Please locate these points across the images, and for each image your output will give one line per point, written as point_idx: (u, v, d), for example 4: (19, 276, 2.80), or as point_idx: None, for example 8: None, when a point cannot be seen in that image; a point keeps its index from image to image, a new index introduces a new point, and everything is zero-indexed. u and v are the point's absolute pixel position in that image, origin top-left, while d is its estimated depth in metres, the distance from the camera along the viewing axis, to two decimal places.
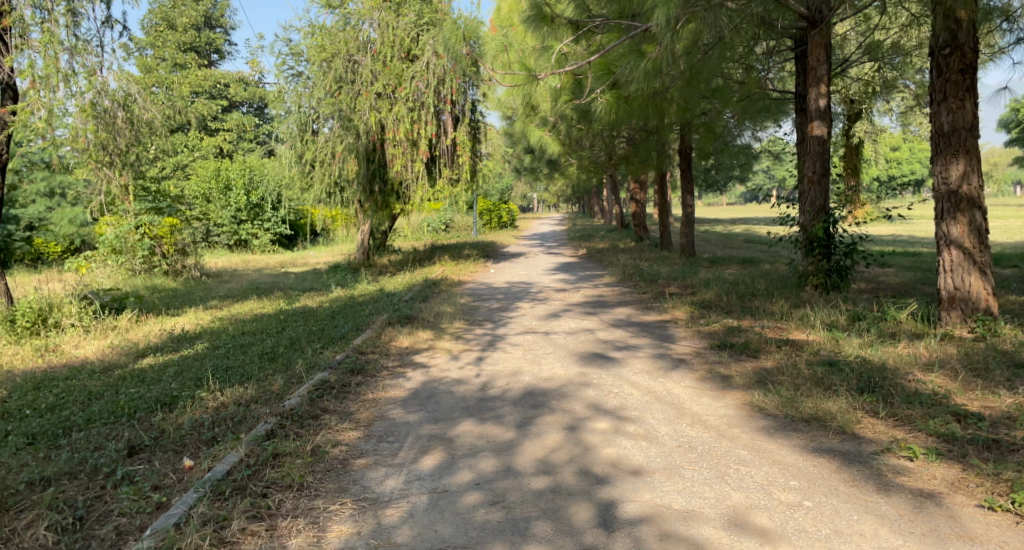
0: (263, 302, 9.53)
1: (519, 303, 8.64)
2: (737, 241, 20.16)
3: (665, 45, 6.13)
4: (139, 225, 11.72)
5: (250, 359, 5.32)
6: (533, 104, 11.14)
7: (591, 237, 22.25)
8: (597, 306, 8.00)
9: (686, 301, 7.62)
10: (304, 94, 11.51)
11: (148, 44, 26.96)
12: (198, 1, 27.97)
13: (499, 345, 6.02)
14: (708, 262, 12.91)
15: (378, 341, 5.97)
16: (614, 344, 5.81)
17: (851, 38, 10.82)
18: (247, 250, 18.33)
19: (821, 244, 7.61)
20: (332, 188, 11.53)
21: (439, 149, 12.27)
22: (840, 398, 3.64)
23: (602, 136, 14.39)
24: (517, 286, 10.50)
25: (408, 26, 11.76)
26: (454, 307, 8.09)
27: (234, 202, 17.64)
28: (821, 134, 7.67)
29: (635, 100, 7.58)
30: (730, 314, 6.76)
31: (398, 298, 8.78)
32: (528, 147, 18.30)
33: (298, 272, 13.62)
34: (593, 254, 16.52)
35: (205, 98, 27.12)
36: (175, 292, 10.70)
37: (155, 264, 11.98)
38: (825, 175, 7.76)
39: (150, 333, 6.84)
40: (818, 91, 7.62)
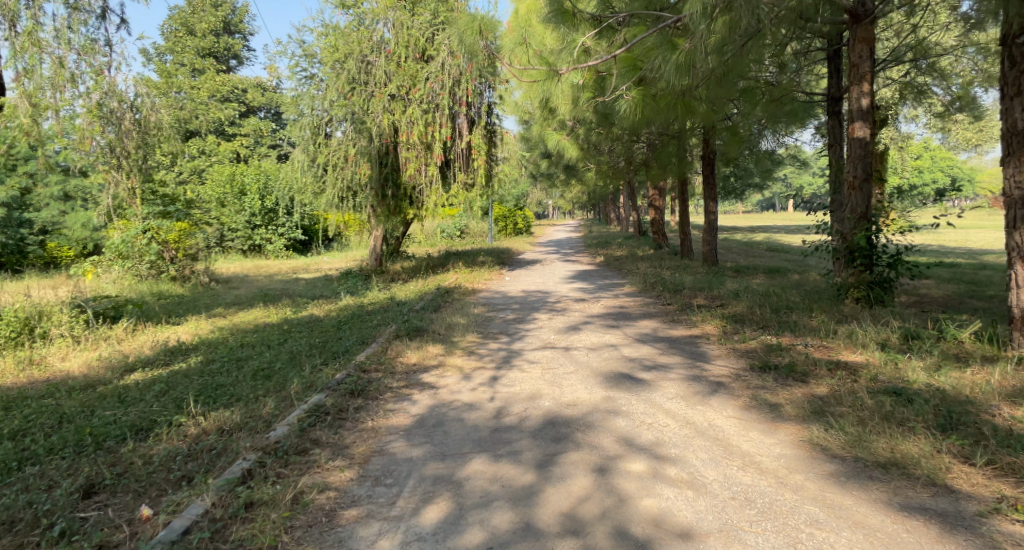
0: (269, 310, 9.11)
1: (536, 314, 8.11)
2: (761, 249, 19.43)
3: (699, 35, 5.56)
4: (146, 229, 11.36)
5: (243, 377, 4.84)
6: (552, 106, 10.65)
7: (608, 244, 21.64)
8: (619, 319, 7.44)
9: (717, 314, 7.05)
10: (317, 95, 11.09)
11: (167, 50, 26.95)
12: (216, 7, 27.88)
13: (515, 362, 5.50)
14: (735, 271, 12.31)
15: (382, 356, 5.46)
16: (642, 363, 5.25)
17: (887, 38, 10.26)
18: (261, 255, 18.00)
19: (863, 254, 6.95)
20: (344, 192, 11.11)
21: (454, 153, 11.81)
22: (919, 438, 3.09)
23: (623, 140, 13.86)
24: (534, 296, 9.96)
25: (423, 26, 11.30)
26: (467, 318, 7.58)
27: (247, 207, 17.33)
28: (862, 135, 6.99)
29: (662, 98, 7.01)
30: (767, 329, 6.18)
31: (408, 308, 8.28)
32: (545, 152, 17.78)
33: (309, 279, 13.18)
34: (611, 262, 15.96)
35: (222, 103, 26.95)
36: (181, 299, 10.35)
37: (162, 270, 11.68)
38: (868, 180, 7.04)
39: (143, 345, 6.40)
40: (860, 89, 6.94)
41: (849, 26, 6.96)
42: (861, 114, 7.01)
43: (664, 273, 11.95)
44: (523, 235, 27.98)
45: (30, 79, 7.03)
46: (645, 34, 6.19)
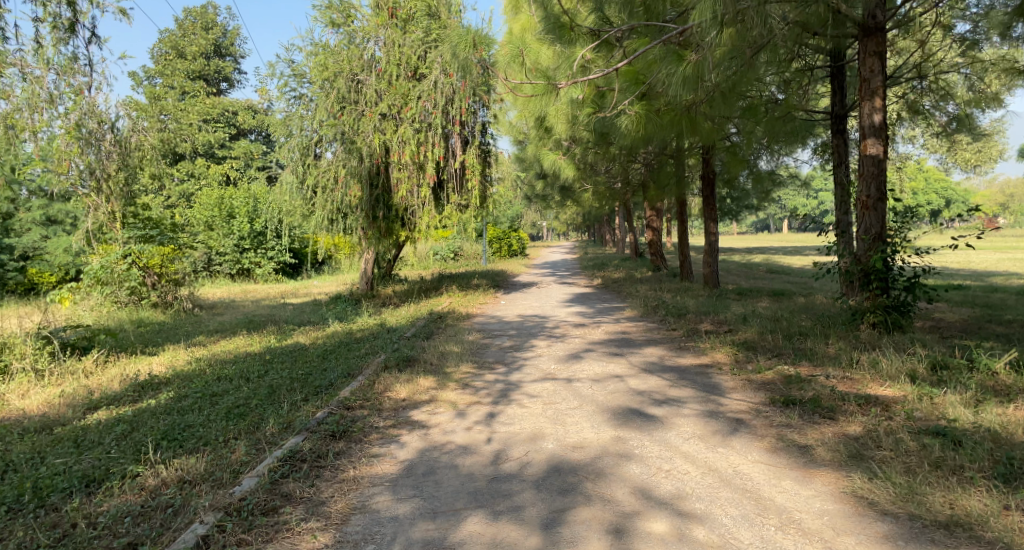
0: (254, 338, 8.66)
1: (534, 341, 7.70)
2: (761, 271, 19.11)
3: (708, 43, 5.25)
4: (127, 254, 10.88)
5: (214, 417, 4.41)
6: (548, 124, 10.38)
7: (605, 266, 21.33)
8: (623, 346, 7.05)
9: (726, 341, 6.67)
10: (306, 116, 10.78)
11: (157, 73, 26.77)
12: (209, 31, 27.87)
13: (513, 396, 5.09)
14: (737, 294, 11.97)
15: (369, 391, 5.04)
16: (651, 397, 4.85)
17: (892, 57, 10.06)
18: (250, 280, 17.57)
19: (878, 276, 6.63)
20: (334, 215, 10.77)
21: (446, 173, 11.49)
22: (980, 492, 2.73)
23: (619, 160, 13.61)
24: (531, 321, 9.56)
25: (415, 44, 11.00)
26: (462, 346, 7.17)
27: (236, 230, 16.96)
28: (875, 152, 6.68)
29: (665, 114, 6.71)
30: (781, 359, 5.81)
31: (399, 336, 7.86)
32: (540, 173, 17.53)
33: (297, 304, 12.75)
34: (609, 285, 15.60)
35: (213, 126, 26.73)
36: (162, 327, 9.87)
37: (143, 296, 11.21)
38: (881, 200, 6.73)
39: (112, 379, 5.96)
40: (872, 105, 6.68)
41: (859, 41, 6.79)
42: (873, 131, 6.72)
43: (665, 297, 11.61)
44: (518, 257, 27.64)
45: (7, 100, 6.74)
46: (649, 45, 5.90)
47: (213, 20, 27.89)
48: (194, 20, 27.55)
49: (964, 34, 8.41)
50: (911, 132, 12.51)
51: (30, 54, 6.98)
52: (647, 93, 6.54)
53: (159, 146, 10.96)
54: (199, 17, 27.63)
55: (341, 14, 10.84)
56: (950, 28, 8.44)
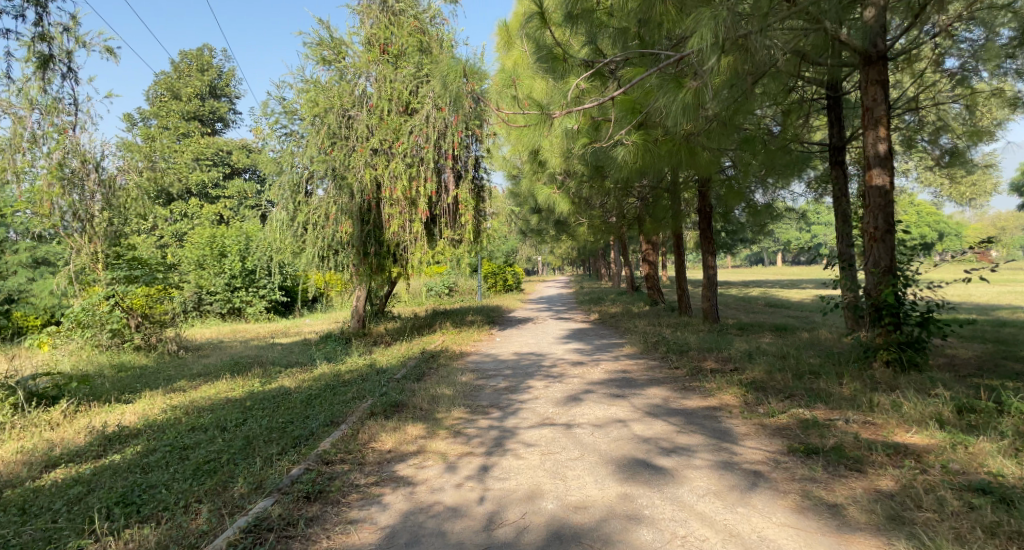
0: (237, 382, 8.24)
1: (531, 381, 7.31)
2: (760, 304, 18.79)
3: (709, 68, 5.04)
4: (110, 295, 10.39)
5: (180, 474, 4.02)
6: (542, 158, 10.19)
7: (602, 300, 21.01)
8: (624, 387, 6.67)
9: (733, 380, 6.31)
10: (296, 152, 10.53)
11: (152, 114, 26.80)
12: (204, 72, 28.03)
13: (509, 445, 4.71)
14: (738, 328, 11.65)
15: (351, 442, 4.65)
16: (658, 445, 4.48)
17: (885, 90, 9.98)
18: (240, 319, 17.13)
19: (890, 311, 6.26)
20: (325, 251, 10.51)
21: (439, 208, 11.24)
22: None
23: (615, 193, 13.41)
24: (527, 359, 9.19)
25: (407, 79, 10.80)
26: (454, 389, 6.79)
27: (227, 269, 16.63)
28: (882, 183, 6.42)
29: (664, 143, 6.44)
30: (794, 401, 5.45)
31: (389, 378, 7.45)
32: (535, 207, 17.34)
33: (286, 344, 12.34)
34: (606, 320, 15.24)
35: (206, 166, 26.61)
36: (143, 371, 9.44)
37: (126, 339, 10.75)
38: (890, 231, 6.43)
39: (77, 432, 5.54)
40: (876, 134, 6.45)
41: (861, 70, 6.59)
42: (878, 161, 6.47)
43: (665, 332, 11.28)
44: (513, 292, 27.29)
45: None
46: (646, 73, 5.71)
47: (209, 62, 28.13)
48: (189, 62, 27.81)
49: (955, 69, 8.21)
50: (905, 165, 12.36)
51: (13, 94, 6.82)
52: (644, 122, 6.29)
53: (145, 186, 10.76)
54: (195, 60, 27.88)
55: (332, 51, 10.70)
56: (939, 64, 8.30)
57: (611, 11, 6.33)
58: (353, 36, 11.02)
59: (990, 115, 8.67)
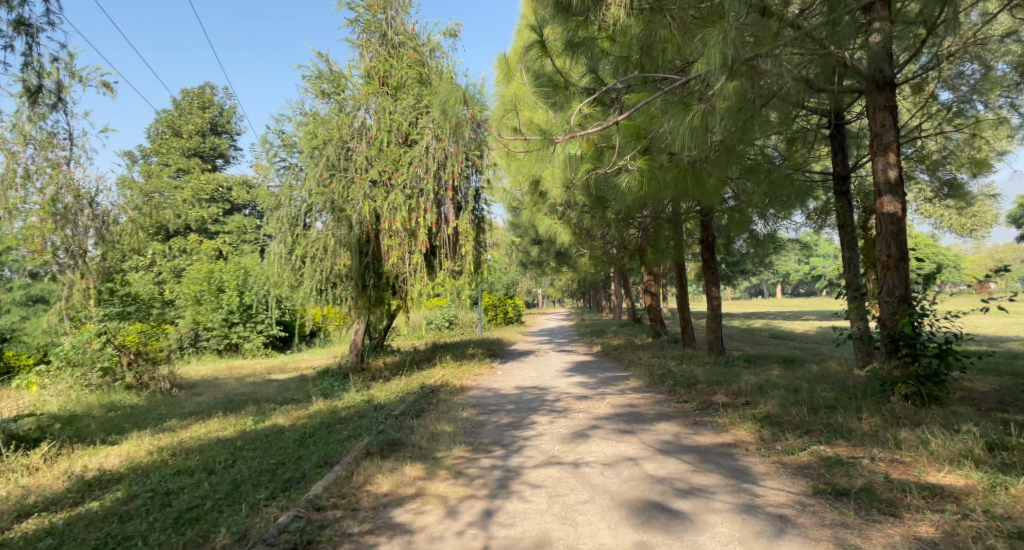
0: (229, 421, 7.93)
1: (534, 417, 7.01)
2: (765, 336, 18.47)
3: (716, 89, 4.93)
4: (102, 332, 10.06)
5: (159, 525, 3.74)
6: (543, 189, 10.08)
7: (604, 333, 20.73)
8: (632, 422, 6.38)
9: (746, 414, 6.03)
10: (295, 185, 10.41)
11: (152, 150, 26.93)
12: (205, 109, 28.26)
13: (513, 486, 4.44)
14: (746, 360, 11.37)
15: (346, 487, 4.38)
16: (673, 485, 4.21)
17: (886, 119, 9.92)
18: (237, 355, 16.81)
19: (907, 342, 6.00)
20: (323, 284, 10.33)
21: (439, 239, 11.07)
22: None
23: (617, 223, 13.26)
24: (531, 393, 8.89)
25: (406, 110, 10.75)
26: (455, 426, 6.50)
27: (224, 304, 16.38)
28: (893, 210, 6.23)
29: (669, 170, 6.29)
30: (813, 436, 5.17)
31: (387, 414, 7.17)
32: (536, 238, 17.21)
33: (283, 380, 12.03)
34: (610, 352, 14.94)
35: (206, 202, 26.61)
36: (133, 410, 9.12)
37: (117, 377, 10.39)
38: (904, 259, 6.20)
39: (56, 477, 5.24)
40: (886, 160, 6.29)
41: (867, 96, 6.47)
42: (888, 188, 6.29)
43: (671, 364, 11.00)
44: (514, 325, 27.00)
45: None
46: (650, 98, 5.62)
47: (210, 99, 28.41)
48: (190, 99, 28.07)
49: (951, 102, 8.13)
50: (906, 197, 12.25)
51: (7, 130, 6.74)
52: (648, 148, 6.15)
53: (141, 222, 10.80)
54: (196, 97, 28.17)
55: (331, 84, 10.66)
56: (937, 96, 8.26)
57: (614, 36, 6.26)
58: (353, 69, 11.00)
59: (990, 146, 8.59)
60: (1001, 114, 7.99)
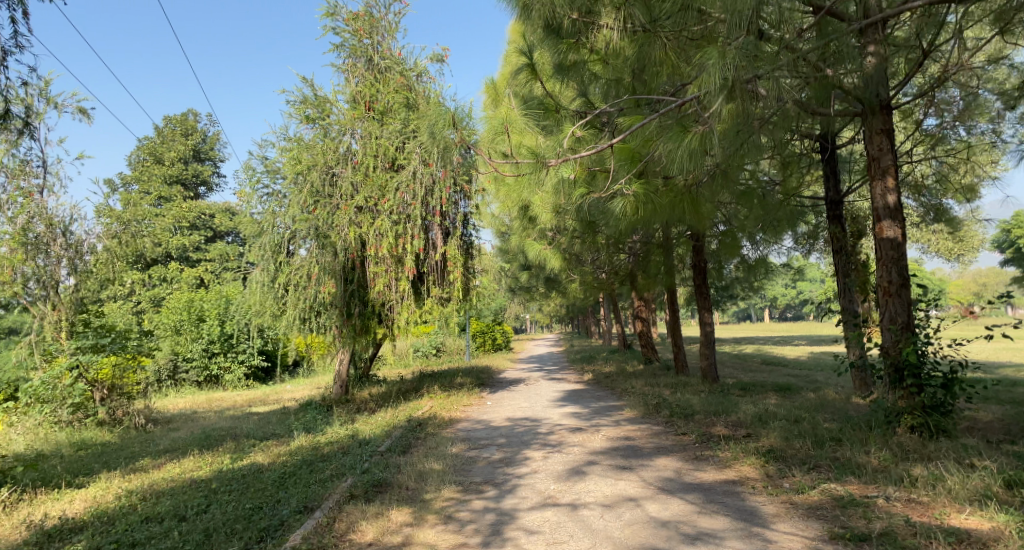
0: (205, 459, 7.55)
1: (527, 452, 6.71)
2: (757, 362, 18.29)
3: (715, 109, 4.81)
4: (74, 366, 9.50)
5: None
6: (532, 214, 9.89)
7: (594, 359, 20.45)
8: (630, 457, 6.11)
9: (749, 448, 5.79)
10: (278, 212, 10.15)
11: (133, 179, 26.58)
12: (188, 137, 28.02)
13: (508, 533, 4.14)
14: (740, 388, 11.15)
15: (327, 537, 4.07)
16: (679, 530, 3.94)
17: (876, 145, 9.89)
18: (218, 387, 16.32)
19: (912, 372, 5.80)
20: (307, 313, 10.03)
21: (427, 265, 10.80)
22: None
23: (606, 248, 13.09)
24: (522, 425, 8.58)
25: (393, 135, 10.56)
26: (444, 463, 6.18)
27: (205, 334, 15.95)
28: (893, 235, 6.08)
29: (665, 194, 6.10)
30: (821, 472, 4.92)
31: (372, 451, 6.84)
32: (525, 263, 17.01)
33: (264, 413, 11.61)
34: (601, 380, 14.65)
35: (188, 230, 26.22)
36: (105, 449, 8.67)
37: (90, 413, 9.82)
38: (905, 285, 6.03)
39: (13, 526, 4.87)
40: (884, 185, 6.16)
41: (863, 119, 6.39)
42: (887, 213, 6.16)
43: (665, 392, 10.74)
44: (502, 351, 26.66)
45: None
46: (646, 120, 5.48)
47: (193, 126, 28.17)
48: (173, 126, 27.79)
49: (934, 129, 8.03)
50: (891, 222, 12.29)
51: None
52: (643, 172, 5.99)
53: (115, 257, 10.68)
54: (179, 124, 27.93)
55: (316, 109, 10.46)
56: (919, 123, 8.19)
57: (607, 58, 6.13)
58: (338, 94, 10.84)
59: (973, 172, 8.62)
60: (984, 139, 7.98)
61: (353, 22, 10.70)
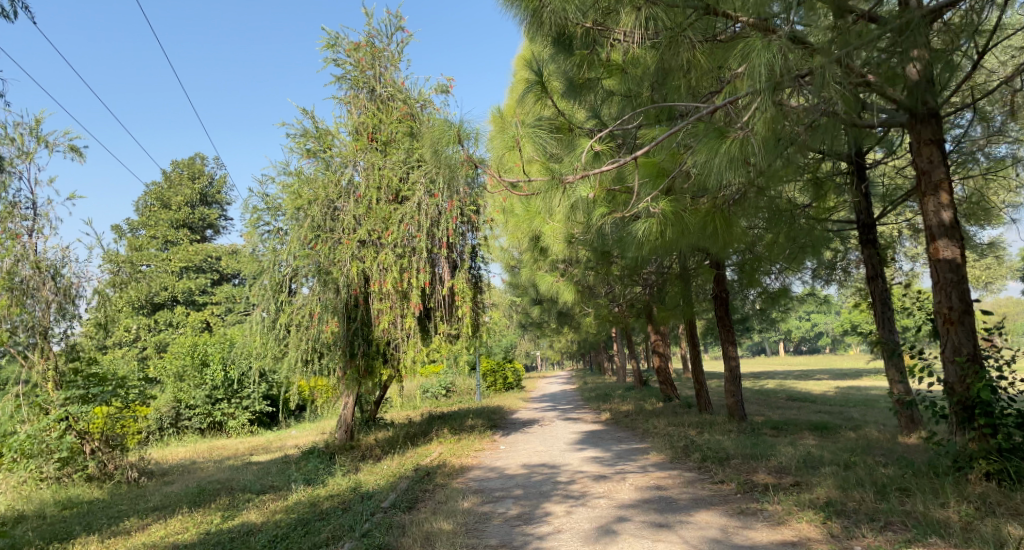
0: (194, 518, 6.88)
1: (549, 506, 6.00)
2: (782, 398, 17.44)
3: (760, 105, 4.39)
4: (64, 417, 8.90)
5: None
6: (544, 245, 9.37)
7: (610, 397, 19.63)
8: (665, 511, 5.40)
9: (802, 500, 5.08)
10: (280, 249, 9.65)
11: (141, 224, 26.42)
12: (195, 180, 27.94)
13: None
14: (772, 427, 10.39)
15: None
16: None
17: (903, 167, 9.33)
18: (221, 434, 15.65)
19: (985, 410, 5.10)
20: (310, 354, 9.48)
21: (434, 300, 10.21)
22: None
23: (622, 279, 12.48)
24: (540, 473, 7.86)
25: (396, 165, 10.08)
26: (456, 522, 5.50)
27: (209, 379, 15.34)
28: (951, 255, 5.44)
29: (695, 214, 5.52)
30: (897, 533, 4.25)
31: (376, 508, 6.15)
32: (536, 298, 16.41)
33: (265, 462, 10.91)
34: (620, 419, 13.86)
35: (194, 274, 25.86)
36: (91, 508, 7.99)
37: (79, 468, 9.17)
38: (968, 312, 5.36)
39: None
40: (938, 200, 5.56)
41: (909, 130, 5.82)
42: (942, 231, 5.54)
43: (691, 433, 9.99)
44: (514, 390, 25.86)
45: None
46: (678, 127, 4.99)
47: (201, 170, 28.15)
48: (181, 171, 27.78)
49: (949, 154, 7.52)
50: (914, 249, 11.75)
51: None
52: (672, 188, 5.46)
53: (112, 304, 10.21)
54: (187, 169, 27.91)
55: (317, 142, 10.06)
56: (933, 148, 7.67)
57: (626, 67, 5.66)
58: (341, 127, 10.47)
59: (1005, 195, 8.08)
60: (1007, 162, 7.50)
61: (355, 52, 10.42)
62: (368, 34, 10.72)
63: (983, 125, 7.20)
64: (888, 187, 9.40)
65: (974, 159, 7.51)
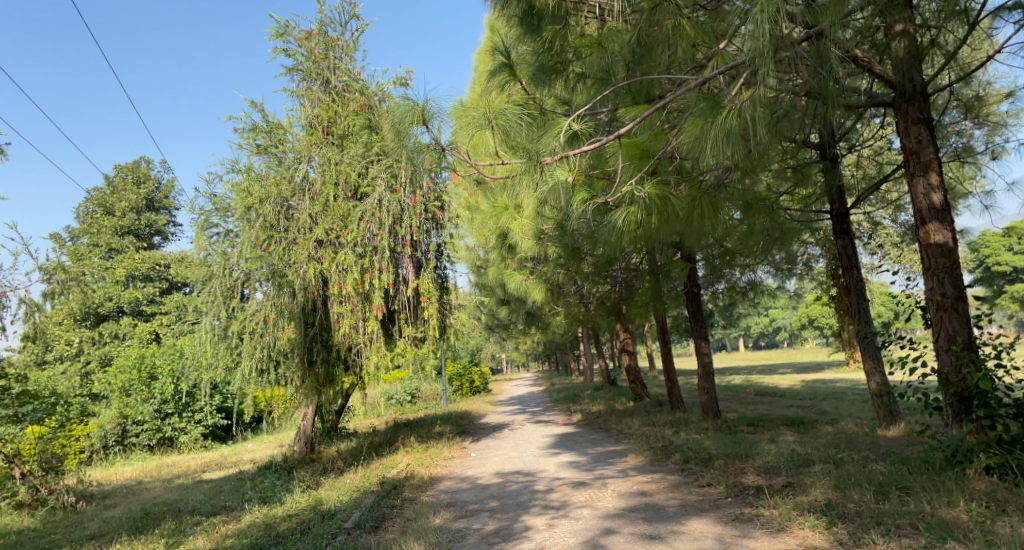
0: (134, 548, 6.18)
1: (530, 519, 5.55)
2: (751, 393, 17.40)
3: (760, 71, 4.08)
4: None
5: None
6: (511, 242, 8.92)
7: (579, 397, 19.29)
8: (654, 520, 5.00)
9: (801, 503, 4.75)
10: (230, 252, 8.93)
11: (82, 232, 24.91)
12: (140, 186, 26.59)
13: None
14: (749, 424, 10.14)
15: None
16: None
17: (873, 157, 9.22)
18: (172, 451, 14.72)
19: (984, 398, 4.86)
20: (265, 363, 8.86)
21: (398, 302, 9.65)
22: None
23: (592, 277, 12.13)
24: (516, 481, 7.40)
25: (354, 160, 9.48)
26: (427, 542, 4.98)
27: (157, 393, 14.36)
28: (943, 239, 5.21)
29: (680, 199, 5.16)
30: (911, 539, 3.94)
31: (338, 529, 5.59)
32: (504, 298, 15.97)
33: (218, 480, 10.15)
34: (593, 420, 13.51)
35: (141, 283, 24.53)
36: (19, 538, 7.16)
37: (7, 494, 8.28)
38: (961, 299, 5.13)
39: None
40: (927, 182, 5.32)
41: (895, 109, 5.58)
42: (933, 214, 5.30)
43: (668, 433, 9.67)
44: (481, 394, 25.31)
45: None
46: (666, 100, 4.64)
47: (146, 174, 26.81)
48: (125, 176, 26.41)
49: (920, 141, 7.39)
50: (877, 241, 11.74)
51: None
52: (655, 171, 5.10)
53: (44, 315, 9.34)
54: (131, 173, 26.50)
55: (268, 136, 9.41)
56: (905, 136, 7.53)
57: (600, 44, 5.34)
58: (294, 122, 9.85)
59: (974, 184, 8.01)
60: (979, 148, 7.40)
61: (306, 42, 9.81)
62: (320, 23, 10.11)
63: (959, 109, 7.05)
64: (859, 177, 9.27)
65: (949, 146, 7.38)
